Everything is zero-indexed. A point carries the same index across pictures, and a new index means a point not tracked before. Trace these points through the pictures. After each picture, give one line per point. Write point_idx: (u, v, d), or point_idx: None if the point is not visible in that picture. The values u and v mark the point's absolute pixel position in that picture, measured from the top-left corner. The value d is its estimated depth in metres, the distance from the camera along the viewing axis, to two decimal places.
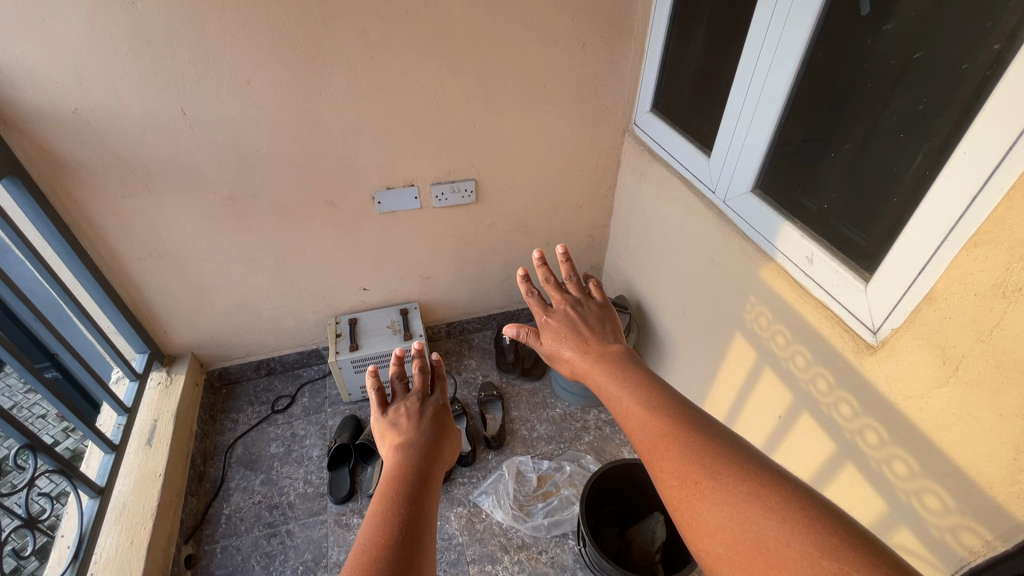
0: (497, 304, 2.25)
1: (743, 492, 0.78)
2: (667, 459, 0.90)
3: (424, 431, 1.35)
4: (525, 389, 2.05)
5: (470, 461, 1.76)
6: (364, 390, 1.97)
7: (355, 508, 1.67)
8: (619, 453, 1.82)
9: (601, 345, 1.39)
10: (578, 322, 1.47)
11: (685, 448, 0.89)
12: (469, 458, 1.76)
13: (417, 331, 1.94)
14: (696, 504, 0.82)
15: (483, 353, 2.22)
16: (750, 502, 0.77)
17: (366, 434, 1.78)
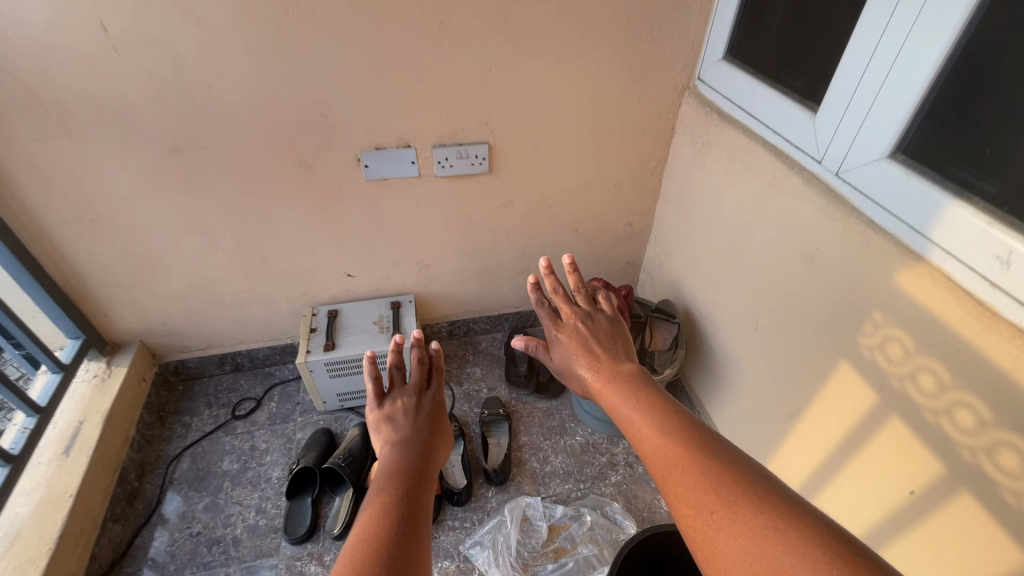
0: (511, 302, 1.87)
1: (761, 524, 0.62)
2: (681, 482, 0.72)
3: (417, 431, 1.03)
4: (539, 408, 1.67)
5: (463, 499, 1.39)
6: (342, 399, 1.61)
7: (315, 553, 1.32)
8: (654, 503, 1.42)
9: (614, 363, 1.10)
10: (593, 336, 1.18)
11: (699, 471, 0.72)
12: (462, 496, 1.39)
13: (409, 330, 1.57)
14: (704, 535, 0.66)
15: (491, 359, 1.84)
16: (769, 537, 0.60)
17: (336, 456, 1.43)
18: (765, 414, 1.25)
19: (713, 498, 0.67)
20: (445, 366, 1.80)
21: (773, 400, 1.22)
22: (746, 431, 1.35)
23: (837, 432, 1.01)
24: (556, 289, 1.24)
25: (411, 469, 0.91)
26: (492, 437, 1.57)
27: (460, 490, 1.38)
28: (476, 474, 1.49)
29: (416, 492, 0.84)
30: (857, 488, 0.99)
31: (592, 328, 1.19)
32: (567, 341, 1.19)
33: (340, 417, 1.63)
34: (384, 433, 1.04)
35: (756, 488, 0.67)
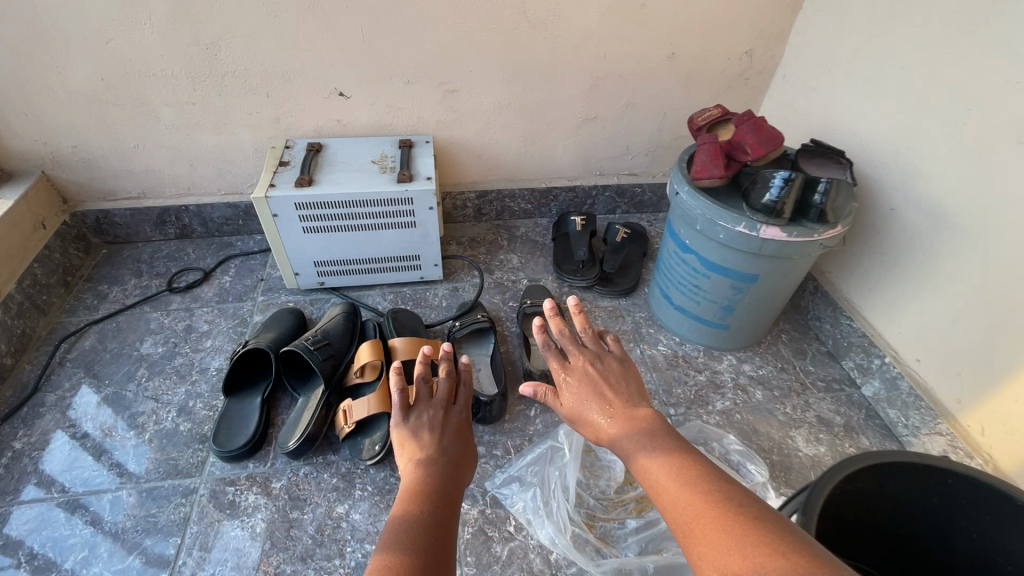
0: (564, 172, 1.35)
1: None
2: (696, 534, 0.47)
3: (447, 453, 0.62)
4: (602, 307, 1.16)
5: (492, 417, 0.89)
6: (322, 273, 1.12)
7: (258, 477, 0.84)
8: (785, 444, 0.92)
9: (638, 409, 0.63)
10: (615, 384, 0.66)
11: (718, 525, 0.46)
12: (491, 412, 0.89)
13: (423, 172, 1.06)
14: None
15: (533, 247, 1.33)
16: None
17: (303, 338, 0.93)
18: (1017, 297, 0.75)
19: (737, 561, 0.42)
20: (470, 250, 1.30)
21: None
22: (957, 336, 0.84)
23: None
24: (563, 329, 0.71)
25: (446, 494, 0.57)
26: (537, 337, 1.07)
27: (484, 400, 0.87)
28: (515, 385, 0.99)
29: (444, 534, 0.53)
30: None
31: (614, 370, 0.68)
32: (578, 395, 0.66)
33: (319, 300, 1.15)
34: (410, 448, 0.62)
35: (777, 538, 0.43)
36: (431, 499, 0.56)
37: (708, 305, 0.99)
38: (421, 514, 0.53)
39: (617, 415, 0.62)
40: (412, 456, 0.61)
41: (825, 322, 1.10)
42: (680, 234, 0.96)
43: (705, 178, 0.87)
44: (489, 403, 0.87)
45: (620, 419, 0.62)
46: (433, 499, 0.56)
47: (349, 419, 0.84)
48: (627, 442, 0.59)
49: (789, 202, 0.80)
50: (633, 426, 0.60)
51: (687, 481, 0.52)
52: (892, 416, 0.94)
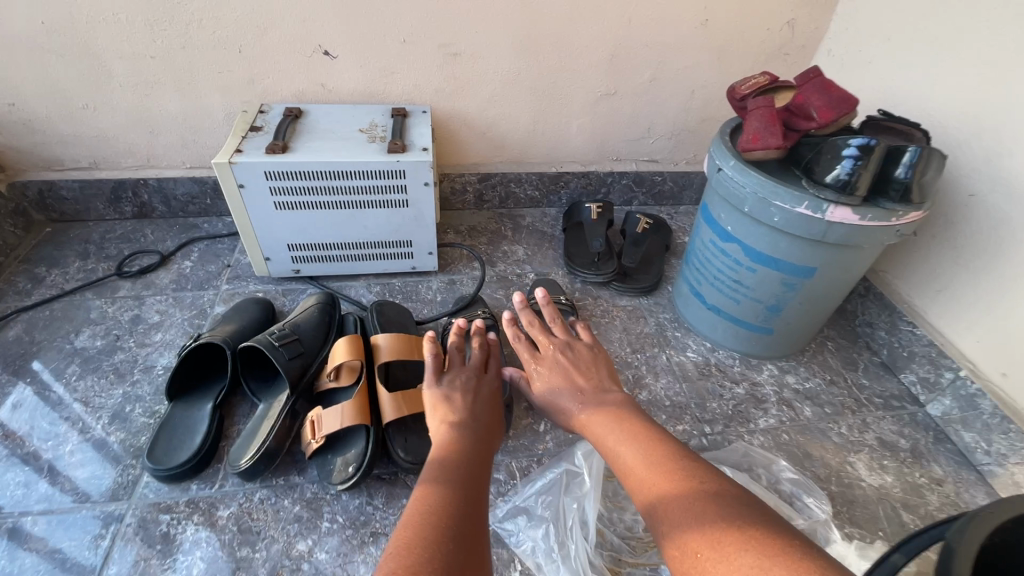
0: (577, 155, 1.20)
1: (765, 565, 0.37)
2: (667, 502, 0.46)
3: (477, 419, 0.62)
4: (620, 306, 1.01)
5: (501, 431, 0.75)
6: (297, 259, 0.96)
7: (201, 504, 0.67)
8: (845, 472, 0.77)
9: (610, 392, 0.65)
10: (586, 369, 0.69)
11: (685, 502, 0.44)
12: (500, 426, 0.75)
13: (418, 143, 0.91)
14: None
15: (540, 238, 1.18)
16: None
17: (267, 332, 0.77)
18: None
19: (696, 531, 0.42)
20: (469, 240, 1.15)
21: None
22: None
23: None
24: (532, 320, 0.76)
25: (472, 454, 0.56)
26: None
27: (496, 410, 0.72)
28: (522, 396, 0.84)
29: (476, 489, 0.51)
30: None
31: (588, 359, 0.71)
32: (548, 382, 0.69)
33: (294, 290, 0.99)
34: (441, 411, 0.62)
35: (735, 511, 0.42)
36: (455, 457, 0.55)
37: (750, 305, 0.85)
38: (450, 467, 0.52)
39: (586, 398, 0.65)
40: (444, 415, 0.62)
41: (878, 329, 0.95)
42: (720, 219, 0.82)
43: (757, 149, 0.72)
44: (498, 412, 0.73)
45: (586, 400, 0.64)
46: (460, 455, 0.54)
47: (317, 433, 0.68)
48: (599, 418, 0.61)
49: (867, 175, 0.65)
50: (604, 407, 0.62)
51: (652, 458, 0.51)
52: (968, 441, 0.80)
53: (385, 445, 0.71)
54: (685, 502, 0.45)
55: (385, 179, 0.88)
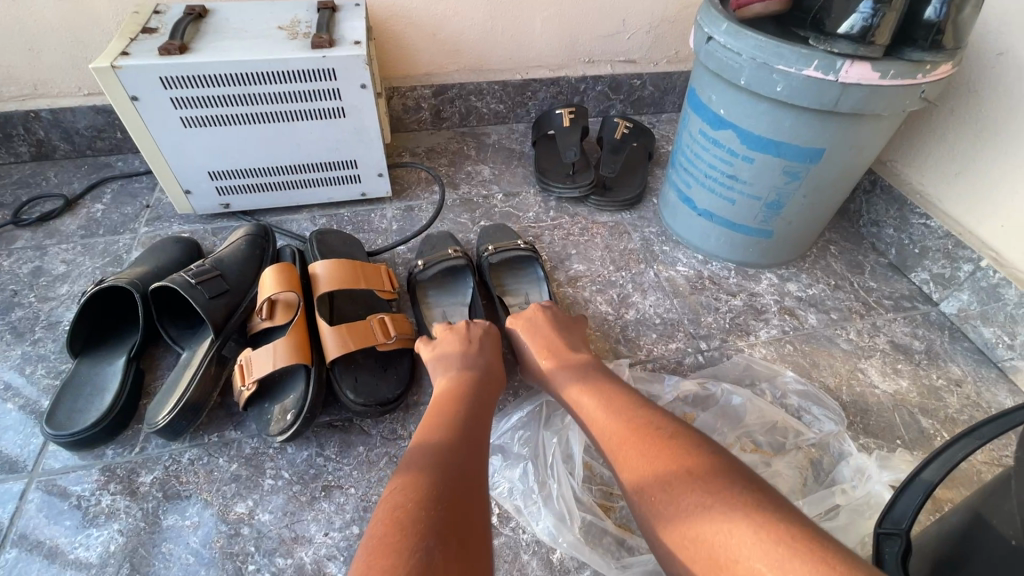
0: (544, 58, 1.05)
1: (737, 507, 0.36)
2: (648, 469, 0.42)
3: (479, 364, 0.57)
4: (600, 222, 0.90)
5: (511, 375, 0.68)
6: (223, 190, 0.82)
7: (119, 471, 0.57)
8: (856, 379, 0.69)
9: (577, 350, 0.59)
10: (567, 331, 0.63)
11: (665, 463, 0.41)
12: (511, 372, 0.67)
13: (351, 36, 0.76)
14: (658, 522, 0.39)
15: (509, 155, 1.05)
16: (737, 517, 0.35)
17: (184, 270, 0.64)
18: None
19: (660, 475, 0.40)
20: (427, 162, 1.01)
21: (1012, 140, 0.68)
22: None
23: None
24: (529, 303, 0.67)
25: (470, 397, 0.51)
26: (512, 296, 0.75)
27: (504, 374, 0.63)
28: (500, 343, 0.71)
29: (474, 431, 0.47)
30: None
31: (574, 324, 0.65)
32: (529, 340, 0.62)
33: (226, 228, 0.85)
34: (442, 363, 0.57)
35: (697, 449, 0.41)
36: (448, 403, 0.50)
37: (746, 204, 0.74)
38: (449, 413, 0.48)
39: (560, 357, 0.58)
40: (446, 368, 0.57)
41: (885, 227, 0.85)
42: (712, 102, 0.69)
43: (756, 2, 0.61)
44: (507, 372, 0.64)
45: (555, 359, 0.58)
46: (447, 406, 0.50)
47: (248, 377, 0.57)
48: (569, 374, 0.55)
49: (890, 18, 0.53)
50: (568, 360, 0.57)
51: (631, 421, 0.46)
52: (988, 337, 0.72)
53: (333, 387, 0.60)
54: (669, 463, 0.40)
55: (311, 81, 0.73)
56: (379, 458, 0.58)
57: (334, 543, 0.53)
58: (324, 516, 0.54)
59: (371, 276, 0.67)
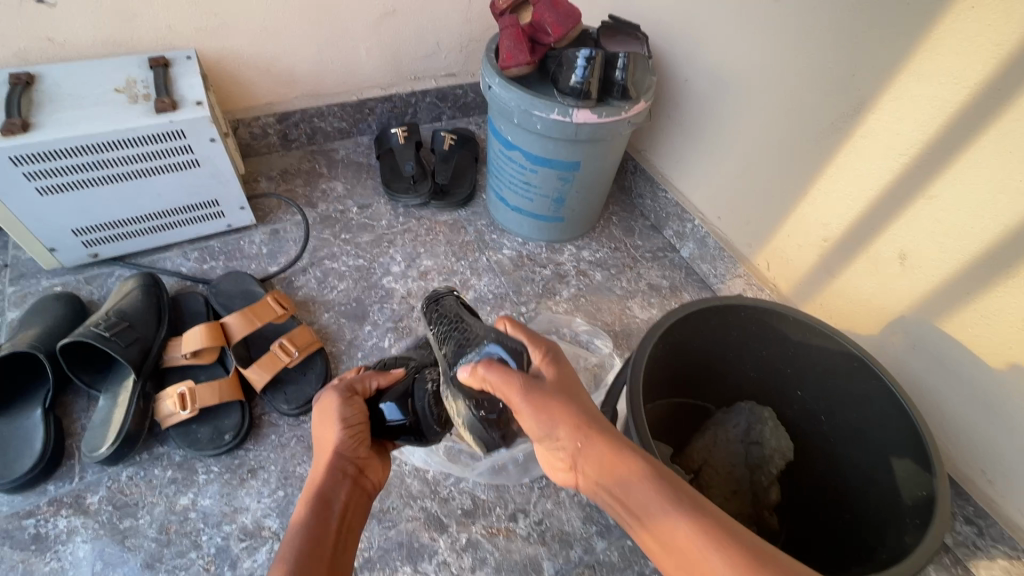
0: (373, 79, 1.20)
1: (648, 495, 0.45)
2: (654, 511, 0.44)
3: (357, 421, 0.59)
4: (441, 221, 1.11)
5: (432, 433, 0.64)
6: (89, 243, 0.90)
7: (66, 498, 0.70)
8: (625, 314, 1.01)
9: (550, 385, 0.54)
10: (558, 375, 0.55)
11: (614, 472, 0.47)
12: (426, 425, 0.63)
13: (191, 96, 0.87)
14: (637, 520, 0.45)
15: (357, 168, 1.20)
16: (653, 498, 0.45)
17: (91, 324, 0.75)
18: (786, 145, 0.85)
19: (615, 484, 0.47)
20: (283, 184, 1.14)
21: (700, 140, 1.01)
22: (746, 190, 0.95)
23: (951, 100, 0.64)
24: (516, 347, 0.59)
25: (344, 480, 0.55)
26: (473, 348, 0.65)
27: (401, 425, 0.61)
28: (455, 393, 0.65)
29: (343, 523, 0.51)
30: (1006, 177, 0.61)
31: (573, 382, 0.55)
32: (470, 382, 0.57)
33: (99, 276, 0.93)
34: (326, 438, 0.57)
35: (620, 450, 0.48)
36: (333, 492, 0.53)
37: (541, 200, 1.00)
38: (330, 501, 0.52)
39: (540, 387, 0.52)
40: (328, 430, 0.57)
41: (646, 198, 1.18)
42: (501, 131, 0.93)
43: (513, 67, 0.85)
44: (411, 423, 0.62)
45: (538, 391, 0.52)
46: (332, 492, 0.53)
47: (190, 404, 0.74)
48: (563, 415, 0.51)
49: (593, 84, 0.81)
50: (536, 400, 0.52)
51: (621, 456, 0.48)
52: (705, 271, 1.08)
53: (264, 402, 0.81)
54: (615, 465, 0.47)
55: (162, 142, 0.83)
56: (289, 440, 0.78)
57: (266, 505, 0.72)
58: (254, 490, 0.73)
59: (262, 312, 0.84)
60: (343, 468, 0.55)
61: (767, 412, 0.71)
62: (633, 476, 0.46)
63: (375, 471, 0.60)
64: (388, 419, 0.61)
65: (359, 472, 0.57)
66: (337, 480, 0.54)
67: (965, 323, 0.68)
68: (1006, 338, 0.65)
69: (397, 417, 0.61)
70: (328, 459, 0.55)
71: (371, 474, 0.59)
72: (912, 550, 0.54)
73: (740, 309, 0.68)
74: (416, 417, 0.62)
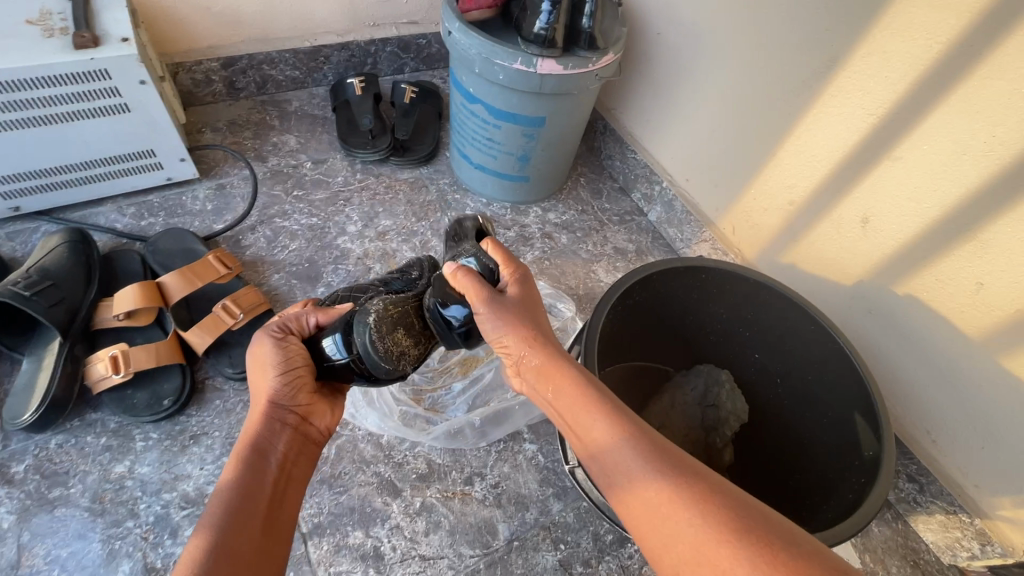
0: (328, 24, 1.12)
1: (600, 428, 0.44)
2: (594, 429, 0.45)
3: (291, 364, 0.56)
4: (402, 180, 1.06)
5: (382, 371, 0.55)
6: (8, 194, 0.82)
7: None
8: (589, 278, 0.99)
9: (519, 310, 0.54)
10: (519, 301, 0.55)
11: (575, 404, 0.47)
12: (372, 364, 0.55)
13: (116, 31, 0.78)
14: (591, 452, 0.45)
15: (312, 121, 1.12)
16: (605, 432, 0.44)
17: (9, 282, 0.69)
18: (757, 105, 0.82)
19: (575, 420, 0.46)
20: (230, 135, 1.06)
21: (671, 98, 0.97)
22: (714, 151, 0.93)
23: (922, 56, 0.62)
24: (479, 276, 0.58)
25: (283, 426, 0.53)
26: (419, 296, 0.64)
27: (345, 363, 0.56)
28: (410, 328, 0.58)
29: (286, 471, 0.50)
30: (970, 139, 0.60)
31: (535, 301, 0.57)
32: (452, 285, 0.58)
33: (23, 232, 0.86)
34: (260, 377, 0.55)
35: (576, 388, 0.47)
36: (269, 439, 0.51)
37: (505, 158, 0.96)
38: (266, 447, 0.50)
39: (501, 304, 0.54)
40: (262, 377, 0.54)
41: (615, 160, 1.14)
42: (463, 82, 0.88)
43: (473, 10, 0.80)
44: (356, 360, 0.56)
45: (500, 302, 0.54)
46: (268, 439, 0.51)
47: (124, 367, 0.69)
48: (516, 327, 0.52)
49: (559, 31, 0.76)
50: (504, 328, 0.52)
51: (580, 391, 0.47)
52: (672, 235, 1.06)
53: (209, 366, 0.76)
54: (575, 399, 0.47)
55: (83, 83, 0.75)
56: (235, 406, 0.74)
57: (209, 472, 0.69)
58: (197, 457, 0.69)
59: (203, 271, 0.78)
60: (283, 418, 0.53)
61: (726, 375, 0.71)
62: (593, 412, 0.45)
63: (317, 415, 0.57)
64: (332, 355, 0.56)
65: (300, 417, 0.55)
66: (276, 429, 0.53)
67: (921, 287, 0.69)
68: (959, 302, 0.65)
69: (338, 353, 0.56)
70: (263, 405, 0.53)
71: (315, 419, 0.57)
72: (856, 506, 0.55)
73: (703, 272, 0.67)
74: (358, 355, 0.55)
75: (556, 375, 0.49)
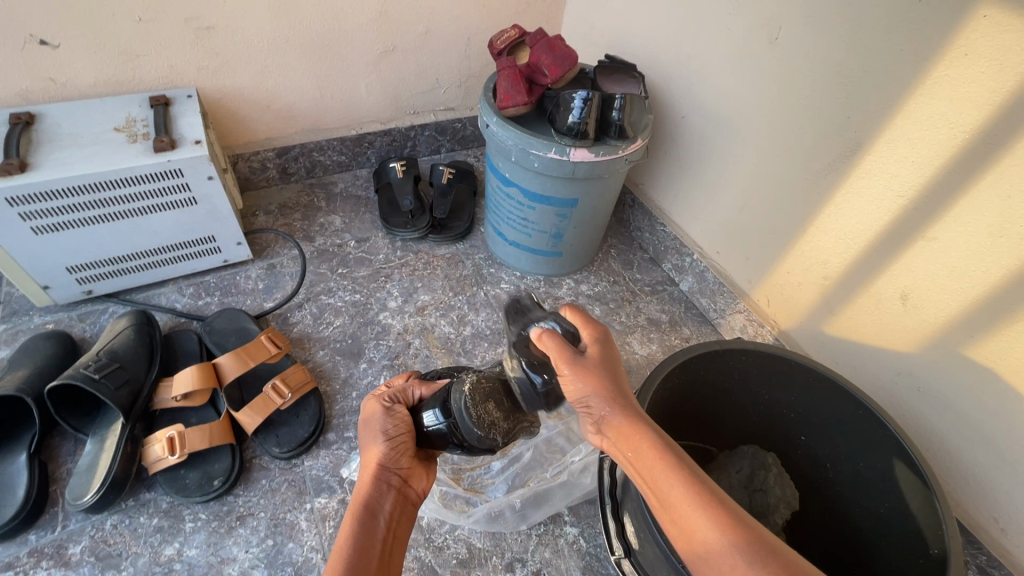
0: (373, 114, 1.22)
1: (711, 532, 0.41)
2: (706, 534, 0.42)
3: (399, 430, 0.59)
4: (440, 255, 1.11)
5: (473, 438, 0.57)
6: (84, 279, 0.89)
7: (47, 548, 0.68)
8: (624, 350, 1.00)
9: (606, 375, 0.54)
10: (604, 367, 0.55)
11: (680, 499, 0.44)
12: (466, 430, 0.57)
13: (190, 134, 0.87)
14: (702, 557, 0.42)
15: (356, 201, 1.20)
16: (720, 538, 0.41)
17: (80, 365, 0.74)
18: (784, 184, 0.85)
19: (682, 516, 0.44)
20: (281, 217, 1.14)
21: (699, 176, 1.01)
22: (745, 227, 0.95)
23: (948, 145, 0.64)
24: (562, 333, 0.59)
25: (389, 489, 0.54)
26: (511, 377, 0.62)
27: (440, 429, 0.58)
28: (501, 402, 0.60)
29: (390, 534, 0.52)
30: (1008, 222, 0.61)
31: (614, 361, 0.56)
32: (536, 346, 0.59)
33: (93, 313, 0.93)
34: (371, 443, 0.57)
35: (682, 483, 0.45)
36: (376, 502, 0.53)
37: (539, 236, 1.00)
38: (375, 510, 0.52)
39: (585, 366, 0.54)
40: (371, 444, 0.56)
41: (644, 232, 1.18)
42: (500, 168, 0.94)
43: (510, 107, 0.86)
44: (451, 426, 0.58)
45: (582, 364, 0.54)
46: (377, 501, 0.53)
47: (179, 448, 0.72)
48: (598, 391, 0.52)
49: (591, 124, 0.82)
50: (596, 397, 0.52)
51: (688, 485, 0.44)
52: (705, 305, 1.07)
53: (256, 445, 0.79)
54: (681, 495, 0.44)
55: (159, 181, 0.83)
56: (280, 485, 0.75)
57: (254, 555, 0.69)
58: (242, 539, 0.70)
59: (256, 352, 0.83)
60: (388, 480, 0.55)
61: (771, 459, 0.70)
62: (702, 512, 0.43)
63: (417, 478, 0.59)
64: (429, 423, 0.59)
65: (402, 478, 0.56)
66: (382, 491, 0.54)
67: (971, 367, 0.67)
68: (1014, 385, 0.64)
69: (436, 421, 0.58)
70: (370, 469, 0.55)
71: (415, 482, 0.58)
72: None
73: (743, 354, 0.67)
74: (454, 421, 0.58)
75: (660, 464, 0.46)
